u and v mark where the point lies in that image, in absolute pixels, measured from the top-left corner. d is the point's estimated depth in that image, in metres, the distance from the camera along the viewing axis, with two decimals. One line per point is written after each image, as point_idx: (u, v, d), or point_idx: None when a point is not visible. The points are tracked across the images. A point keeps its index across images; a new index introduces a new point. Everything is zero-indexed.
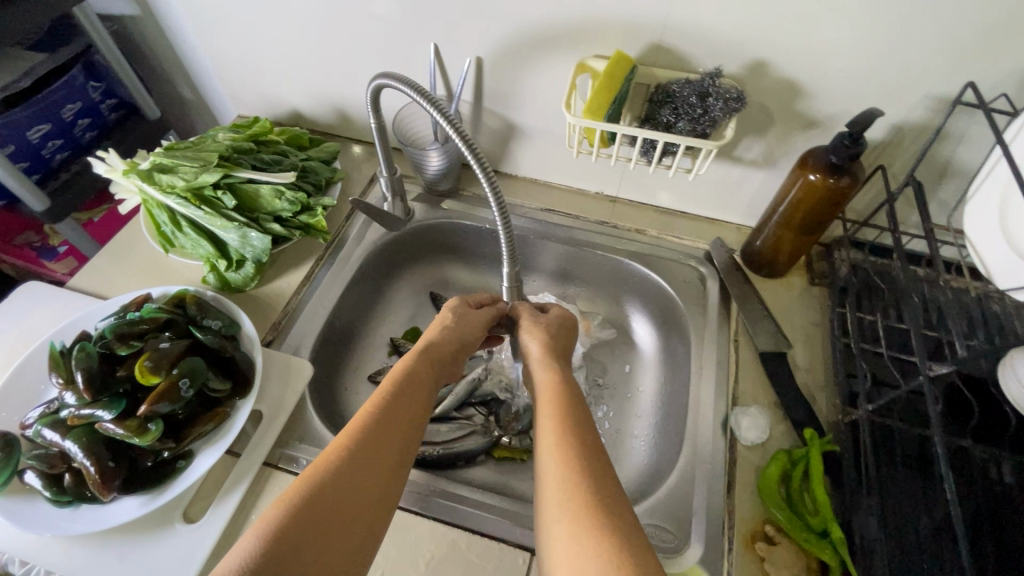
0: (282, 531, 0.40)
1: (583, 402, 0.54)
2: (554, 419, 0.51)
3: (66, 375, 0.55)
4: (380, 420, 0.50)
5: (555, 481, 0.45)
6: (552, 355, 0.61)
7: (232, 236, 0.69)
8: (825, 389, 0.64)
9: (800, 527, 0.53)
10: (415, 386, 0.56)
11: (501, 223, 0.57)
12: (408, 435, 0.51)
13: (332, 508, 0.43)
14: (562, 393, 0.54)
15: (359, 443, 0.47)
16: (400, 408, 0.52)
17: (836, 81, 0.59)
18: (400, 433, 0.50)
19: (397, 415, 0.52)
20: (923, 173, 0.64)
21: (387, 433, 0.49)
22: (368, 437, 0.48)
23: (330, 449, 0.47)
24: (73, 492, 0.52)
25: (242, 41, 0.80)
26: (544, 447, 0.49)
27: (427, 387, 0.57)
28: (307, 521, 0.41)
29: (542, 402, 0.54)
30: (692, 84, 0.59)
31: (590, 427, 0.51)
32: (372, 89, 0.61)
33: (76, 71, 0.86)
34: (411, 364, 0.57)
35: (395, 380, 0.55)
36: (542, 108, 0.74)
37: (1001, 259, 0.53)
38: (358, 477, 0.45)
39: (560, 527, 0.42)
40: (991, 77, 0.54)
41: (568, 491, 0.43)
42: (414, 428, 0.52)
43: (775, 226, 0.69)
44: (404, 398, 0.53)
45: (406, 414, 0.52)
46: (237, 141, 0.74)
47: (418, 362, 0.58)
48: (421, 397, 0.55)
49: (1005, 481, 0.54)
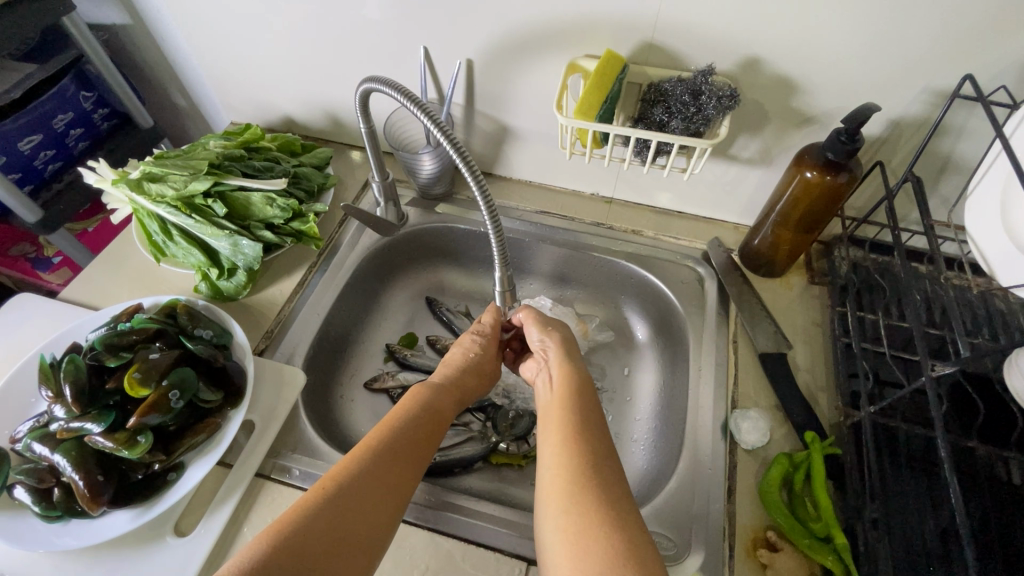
0: (283, 548, 0.40)
1: (595, 400, 0.54)
2: (558, 413, 0.51)
3: (55, 388, 0.55)
4: (390, 446, 0.50)
5: (560, 475, 0.44)
6: (567, 349, 0.60)
7: (223, 244, 0.68)
8: (826, 389, 0.63)
9: (802, 532, 0.51)
10: (430, 414, 0.55)
11: (491, 227, 0.56)
12: (417, 463, 0.51)
13: (335, 530, 0.42)
14: (571, 389, 0.54)
15: (367, 467, 0.47)
16: (413, 437, 0.52)
17: (830, 77, 0.58)
18: (412, 455, 0.51)
19: (412, 438, 0.52)
20: (922, 168, 0.63)
21: (398, 456, 0.49)
22: (375, 461, 0.48)
23: (344, 462, 0.47)
24: (64, 507, 0.51)
25: (233, 49, 0.80)
26: (549, 440, 0.48)
27: (443, 417, 0.57)
28: (309, 540, 0.41)
29: (555, 396, 0.54)
30: (685, 83, 0.58)
31: (596, 423, 0.50)
32: (361, 93, 0.60)
33: (66, 81, 0.86)
34: (427, 394, 0.57)
35: (409, 409, 0.55)
36: (535, 109, 0.74)
37: (1003, 254, 0.51)
38: (364, 501, 0.45)
39: (563, 521, 0.41)
40: (990, 68, 0.53)
41: (573, 484, 0.43)
42: (424, 457, 0.52)
43: (773, 225, 0.68)
44: (416, 422, 0.54)
45: (419, 442, 0.52)
46: (227, 149, 0.73)
47: (435, 393, 0.58)
48: (435, 429, 0.55)
49: (1013, 481, 0.53)
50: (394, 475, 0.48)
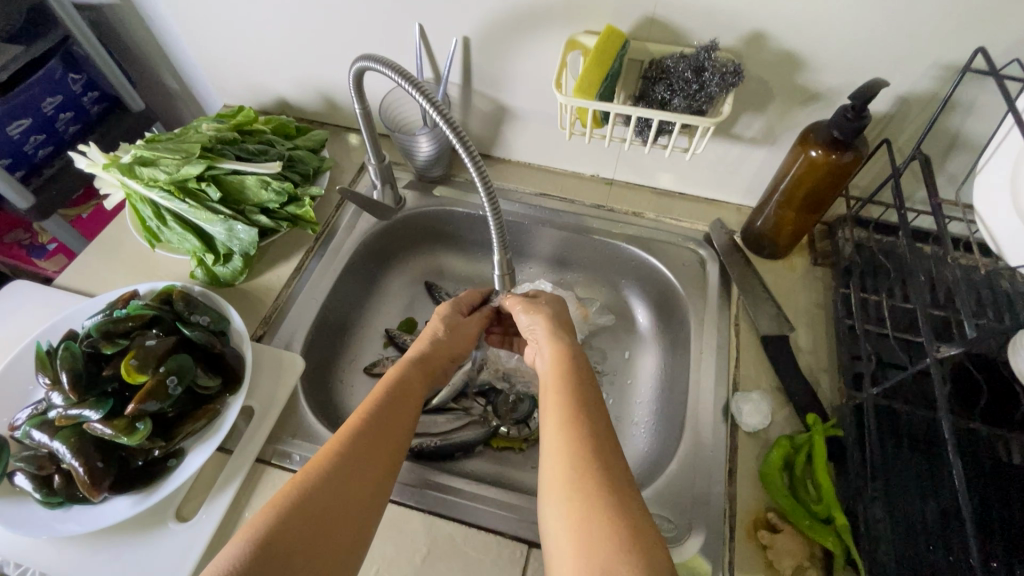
0: (267, 539, 0.39)
1: (591, 378, 0.53)
2: (559, 397, 0.50)
3: (53, 375, 0.54)
4: (367, 428, 0.49)
5: (562, 460, 0.44)
6: (557, 330, 0.59)
7: (218, 229, 0.67)
8: (829, 371, 0.63)
9: (803, 514, 0.51)
10: (406, 396, 0.55)
11: (489, 208, 0.55)
12: (402, 437, 0.51)
13: (318, 518, 0.42)
14: (569, 370, 0.53)
15: (347, 454, 0.46)
16: (394, 412, 0.52)
17: (837, 53, 0.57)
18: (391, 438, 0.50)
19: (389, 421, 0.51)
20: (930, 146, 0.61)
21: (376, 440, 0.49)
22: (359, 438, 0.48)
23: (324, 450, 0.47)
24: (64, 493, 0.51)
25: (223, 29, 0.78)
26: (549, 424, 0.48)
27: (421, 390, 0.58)
28: (293, 530, 0.40)
29: (551, 375, 0.54)
30: (687, 59, 0.57)
31: (596, 403, 0.50)
32: (354, 72, 0.58)
33: (54, 64, 0.84)
34: (401, 375, 0.57)
35: (388, 386, 0.55)
36: (533, 89, 0.72)
37: (1011, 233, 0.51)
38: (344, 488, 0.44)
39: (566, 505, 0.41)
40: (1003, 40, 0.51)
41: (575, 470, 0.43)
42: (408, 431, 0.53)
43: (776, 206, 0.67)
44: (393, 405, 0.53)
45: (398, 424, 0.52)
46: (220, 132, 0.72)
47: (412, 367, 0.59)
48: (415, 402, 0.56)
49: (1015, 462, 0.53)
50: (374, 460, 0.47)
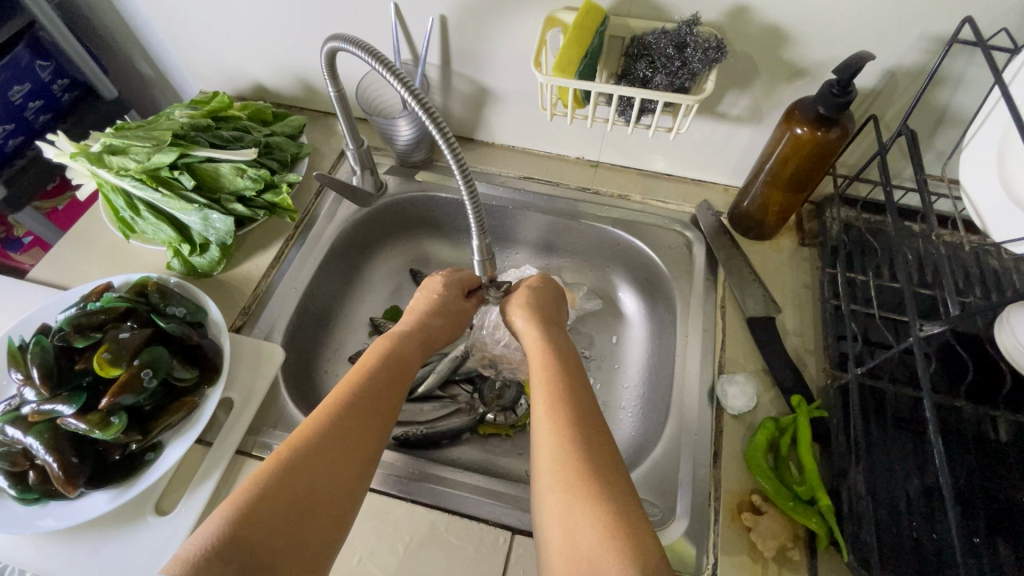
0: (247, 515, 0.38)
1: (579, 368, 0.53)
2: (546, 387, 0.49)
3: (25, 370, 0.53)
4: (353, 403, 0.49)
5: (548, 452, 0.44)
6: (543, 323, 0.59)
7: (193, 219, 0.65)
8: (815, 353, 0.62)
9: (787, 496, 0.51)
10: (395, 372, 0.54)
11: (466, 191, 0.53)
12: (388, 412, 0.51)
13: (300, 493, 0.41)
14: (558, 361, 0.53)
15: (331, 429, 0.46)
16: (379, 388, 0.51)
17: (823, 26, 0.55)
18: (378, 414, 0.50)
19: (376, 397, 0.50)
20: (918, 122, 0.60)
21: (362, 416, 0.48)
22: (344, 413, 0.47)
23: (306, 426, 0.46)
24: (40, 490, 0.50)
25: (193, 11, 0.75)
26: (537, 416, 0.47)
27: (409, 366, 0.57)
28: (274, 506, 0.39)
29: (537, 367, 0.53)
30: (668, 34, 0.55)
31: (582, 393, 0.49)
32: (326, 53, 0.56)
33: (19, 50, 0.82)
34: (390, 351, 0.56)
35: (376, 360, 0.54)
36: (514, 68, 0.70)
37: (999, 208, 0.50)
38: (328, 463, 0.44)
39: (552, 499, 0.41)
40: (991, 10, 0.50)
41: (560, 463, 0.42)
42: (392, 410, 0.52)
43: (762, 185, 0.66)
44: (379, 380, 0.52)
45: (385, 399, 0.51)
46: (194, 118, 0.70)
47: (401, 342, 0.58)
48: (401, 379, 0.55)
49: (999, 439, 0.52)
50: (359, 436, 0.47)
